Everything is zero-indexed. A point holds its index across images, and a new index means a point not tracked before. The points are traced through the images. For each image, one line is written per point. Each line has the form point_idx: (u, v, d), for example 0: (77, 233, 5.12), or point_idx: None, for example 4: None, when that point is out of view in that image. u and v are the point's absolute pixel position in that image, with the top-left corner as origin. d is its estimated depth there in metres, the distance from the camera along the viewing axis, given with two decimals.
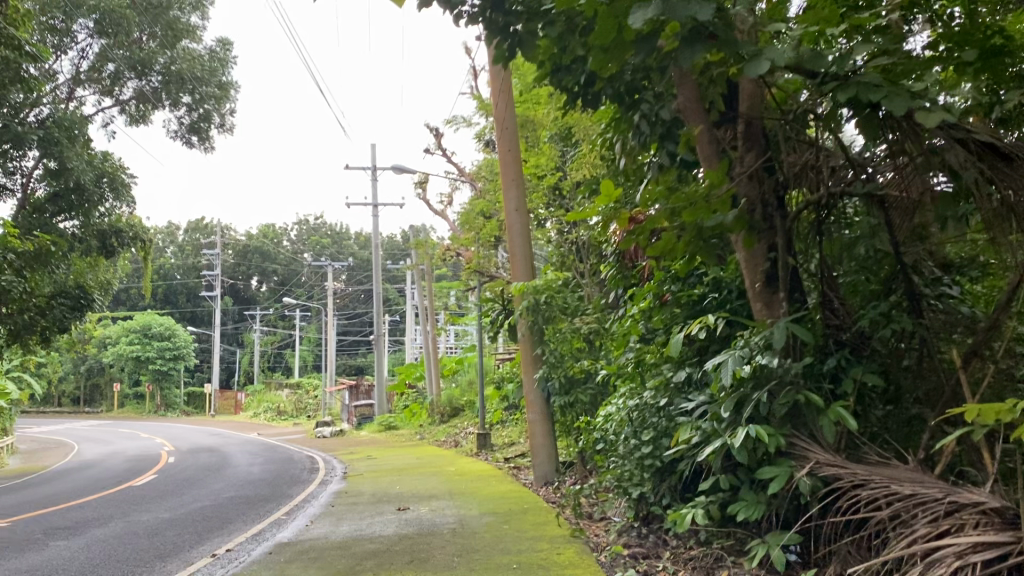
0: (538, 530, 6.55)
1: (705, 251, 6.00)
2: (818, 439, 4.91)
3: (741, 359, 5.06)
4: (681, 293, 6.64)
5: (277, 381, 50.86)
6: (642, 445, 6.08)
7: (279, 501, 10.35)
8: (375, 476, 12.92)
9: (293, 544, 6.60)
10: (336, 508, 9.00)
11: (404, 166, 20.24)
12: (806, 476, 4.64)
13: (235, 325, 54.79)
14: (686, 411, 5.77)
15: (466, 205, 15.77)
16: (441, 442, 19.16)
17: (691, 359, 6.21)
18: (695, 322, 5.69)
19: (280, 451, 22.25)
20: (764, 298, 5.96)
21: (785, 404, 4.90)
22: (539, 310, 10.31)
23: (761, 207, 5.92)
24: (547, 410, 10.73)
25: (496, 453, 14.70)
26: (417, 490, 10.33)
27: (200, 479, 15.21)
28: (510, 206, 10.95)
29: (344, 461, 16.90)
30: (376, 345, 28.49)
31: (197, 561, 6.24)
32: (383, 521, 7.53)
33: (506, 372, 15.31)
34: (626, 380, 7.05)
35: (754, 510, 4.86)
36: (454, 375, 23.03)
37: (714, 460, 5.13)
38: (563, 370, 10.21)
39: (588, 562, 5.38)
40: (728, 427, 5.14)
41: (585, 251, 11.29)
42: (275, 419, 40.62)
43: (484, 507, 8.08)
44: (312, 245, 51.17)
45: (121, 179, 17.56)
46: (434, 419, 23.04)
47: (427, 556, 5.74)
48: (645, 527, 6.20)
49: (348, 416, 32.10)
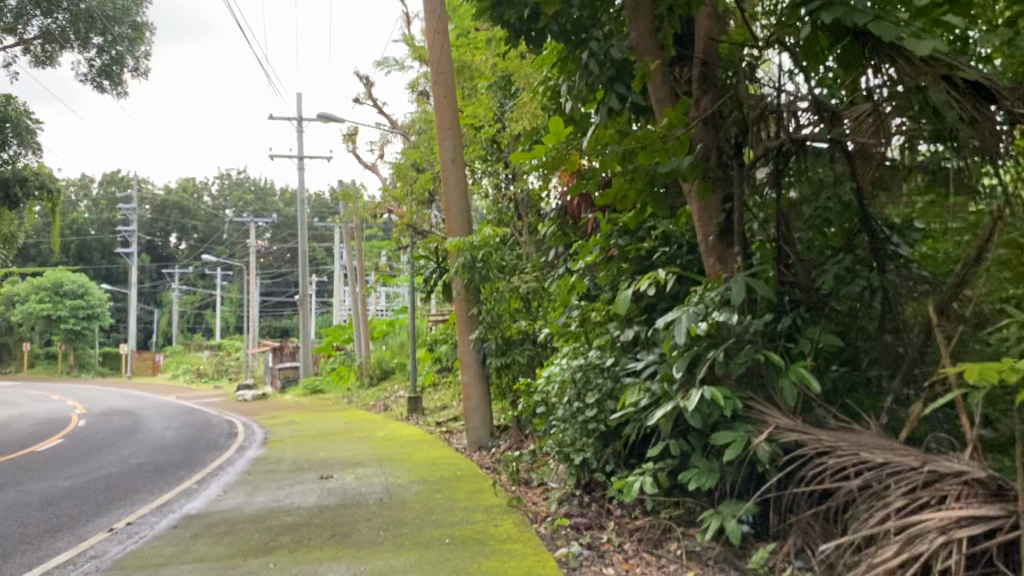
0: (472, 499, 6.09)
1: (657, 200, 5.56)
2: (776, 401, 4.57)
3: (696, 316, 4.67)
4: (629, 247, 6.19)
5: (199, 342, 49.21)
6: (586, 408, 5.66)
7: (193, 467, 9.68)
8: (298, 440, 12.27)
9: (203, 517, 6.01)
10: (253, 475, 8.38)
11: (333, 118, 19.30)
12: (763, 442, 4.30)
13: (153, 283, 52.68)
14: (634, 372, 5.37)
15: (398, 158, 15.05)
16: (369, 405, 18.54)
17: (639, 317, 5.81)
18: (644, 277, 5.28)
19: (200, 414, 21.28)
20: (717, 253, 5.58)
21: (743, 364, 4.54)
22: (474, 269, 9.82)
23: (716, 154, 5.63)
24: (481, 372, 10.27)
25: (427, 416, 14.17)
26: (342, 455, 9.78)
27: (110, 443, 14.31)
28: (446, 158, 10.35)
29: (266, 425, 16.15)
30: (302, 305, 27.50)
31: (92, 537, 5.60)
32: (305, 490, 6.98)
33: (438, 334, 14.76)
34: (568, 339, 6.59)
35: (708, 478, 4.49)
36: (384, 336, 22.34)
37: (664, 425, 4.74)
38: (499, 331, 9.83)
39: (527, 535, 4.94)
40: (681, 389, 4.76)
41: (523, 207, 10.81)
42: (196, 380, 39.28)
43: (414, 474, 7.57)
44: (235, 202, 49.34)
45: (24, 124, 15.50)
46: (362, 381, 22.36)
47: (351, 530, 5.23)
48: (587, 496, 5.78)
49: (272, 378, 31.08)
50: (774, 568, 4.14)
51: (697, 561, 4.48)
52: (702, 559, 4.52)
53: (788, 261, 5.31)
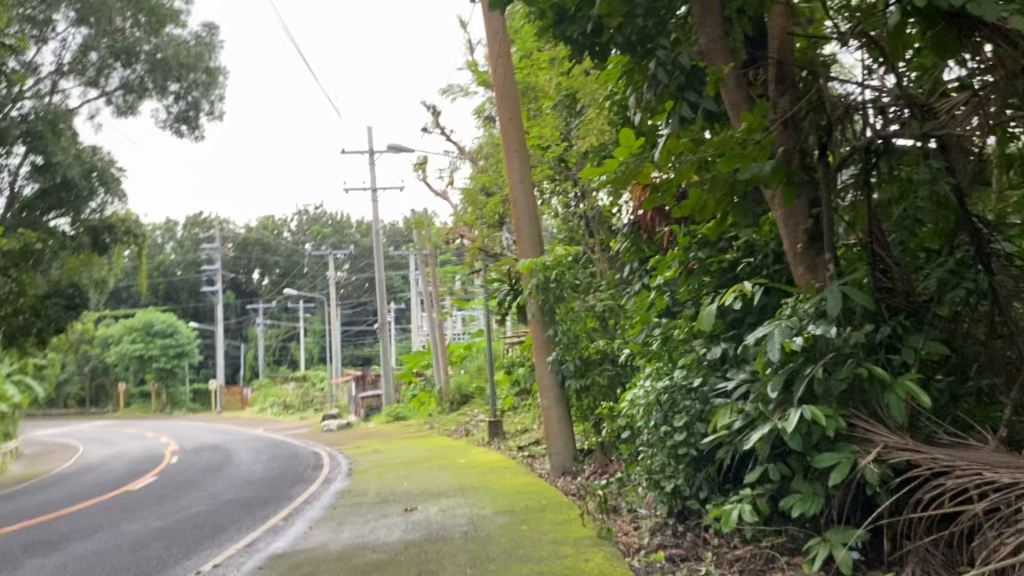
0: (559, 531, 5.85)
1: (738, 210, 5.29)
2: (882, 417, 4.24)
3: (790, 330, 4.37)
4: (710, 260, 5.92)
5: (284, 374, 50.25)
6: (675, 432, 5.38)
7: (279, 502, 9.68)
8: (381, 471, 12.21)
9: (288, 557, 5.94)
10: (338, 509, 8.32)
11: (402, 148, 19.44)
12: (871, 462, 3.96)
13: (238, 319, 54.08)
14: (725, 392, 5.09)
15: (467, 183, 15.03)
16: (450, 431, 18.49)
17: (725, 333, 5.53)
18: (729, 292, 5.02)
19: (286, 447, 21.54)
20: (806, 261, 5.27)
21: (845, 380, 4.22)
22: (549, 290, 9.62)
23: (798, 157, 5.19)
24: (562, 396, 10.04)
25: (509, 442, 14.00)
26: (425, 486, 9.65)
27: (201, 479, 14.52)
28: (514, 179, 10.23)
29: (350, 456, 16.21)
30: (380, 333, 27.74)
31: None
32: (389, 525, 6.86)
33: (516, 357, 14.61)
34: (650, 359, 6.32)
35: (812, 504, 4.18)
36: (463, 361, 22.32)
37: (761, 447, 4.46)
38: (578, 352, 9.60)
39: (619, 570, 4.69)
40: (778, 409, 4.47)
41: (596, 224, 10.61)
42: (282, 412, 40.03)
43: (499, 504, 7.37)
44: (313, 236, 50.45)
45: (111, 173, 15.75)
46: (443, 407, 22.35)
47: (436, 569, 5.05)
48: (681, 525, 5.49)
49: (355, 407, 31.42)
50: None
51: None
52: None
53: (882, 264, 4.95)
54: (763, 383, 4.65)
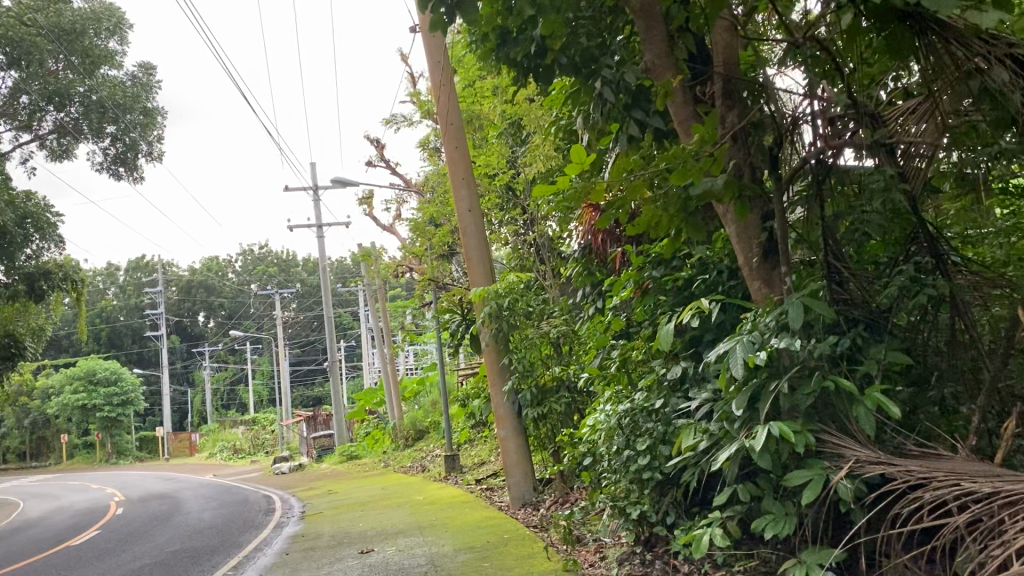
0: (523, 567, 5.60)
1: (693, 225, 5.18)
2: (851, 431, 4.13)
3: (752, 345, 4.25)
4: (665, 277, 5.80)
5: (233, 418, 49.02)
6: (639, 456, 5.20)
7: (229, 551, 9.23)
8: (335, 513, 11.79)
9: None
10: (291, 555, 7.93)
11: (347, 182, 19.18)
12: (844, 478, 3.88)
13: (185, 364, 52.73)
14: (687, 412, 4.96)
15: (414, 215, 14.81)
16: (407, 468, 18.11)
17: (685, 352, 5.39)
18: (687, 310, 4.90)
19: (237, 492, 20.82)
20: (762, 275, 5.18)
21: (812, 394, 4.11)
22: (502, 318, 9.41)
23: (749, 171, 5.12)
24: (519, 425, 9.81)
25: (467, 476, 13.67)
26: (382, 526, 9.30)
27: (146, 531, 13.88)
28: (462, 208, 10.07)
29: (303, 499, 15.69)
30: (330, 371, 27.17)
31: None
32: (345, 570, 6.53)
33: (469, 389, 14.35)
34: (609, 383, 6.14)
35: (784, 525, 4.03)
36: (417, 396, 21.90)
37: (729, 468, 4.30)
38: (534, 380, 9.40)
39: None
40: (744, 427, 4.33)
41: (546, 250, 10.51)
42: (232, 457, 38.95)
43: (459, 541, 7.08)
44: (259, 276, 49.62)
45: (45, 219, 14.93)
46: (397, 444, 21.89)
47: None
48: (649, 554, 5.28)
49: (308, 447, 30.68)
50: None
51: None
52: None
53: (839, 275, 4.88)
54: (728, 402, 4.52)
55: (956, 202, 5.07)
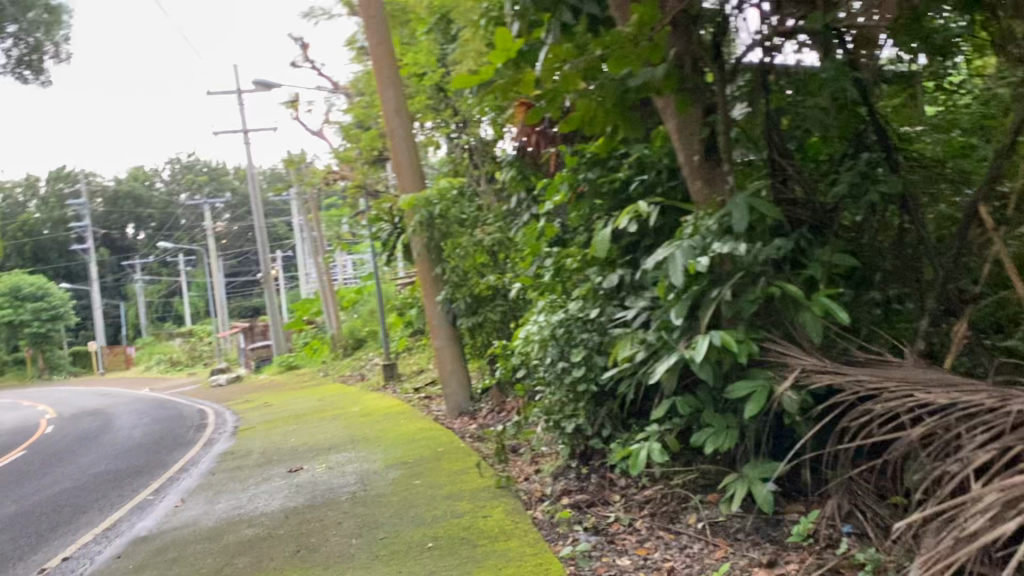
0: (455, 484, 5.34)
1: (631, 120, 4.76)
2: (795, 338, 3.90)
3: (694, 251, 3.93)
4: (602, 179, 5.41)
5: (168, 331, 47.96)
6: (573, 368, 4.92)
7: (153, 473, 8.83)
8: (269, 428, 11.45)
9: (151, 541, 5.23)
10: (216, 476, 7.56)
11: (271, 84, 18.14)
12: (789, 390, 3.68)
13: (115, 277, 51.06)
14: (623, 321, 4.68)
15: (342, 118, 14.07)
16: (346, 377, 17.82)
17: (621, 258, 5.09)
18: (624, 213, 4.58)
19: (171, 407, 20.33)
20: (704, 174, 4.83)
21: (756, 302, 3.83)
22: (433, 226, 9.08)
23: (691, 60, 4.71)
24: (454, 335, 9.56)
25: (405, 385, 13.44)
26: (314, 441, 8.98)
27: (73, 451, 13.38)
28: (388, 108, 9.45)
29: (237, 413, 15.29)
30: (263, 281, 26.43)
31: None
32: (269, 492, 6.21)
33: (406, 298, 13.96)
34: (543, 292, 5.79)
35: (726, 438, 3.81)
36: (354, 306, 21.44)
37: (667, 380, 4.04)
38: (469, 289, 9.07)
39: (519, 526, 4.22)
40: (683, 337, 4.06)
41: (480, 154, 10.02)
42: (168, 370, 38.18)
43: (391, 457, 6.79)
44: (187, 184, 47.83)
45: None
46: (336, 354, 21.56)
47: (318, 543, 4.48)
48: (585, 468, 5.05)
49: (245, 358, 30.13)
50: (824, 538, 3.47)
51: (724, 538, 3.79)
52: (727, 532, 3.83)
53: (782, 172, 4.57)
54: (667, 310, 4.22)
55: (895, 97, 4.80)
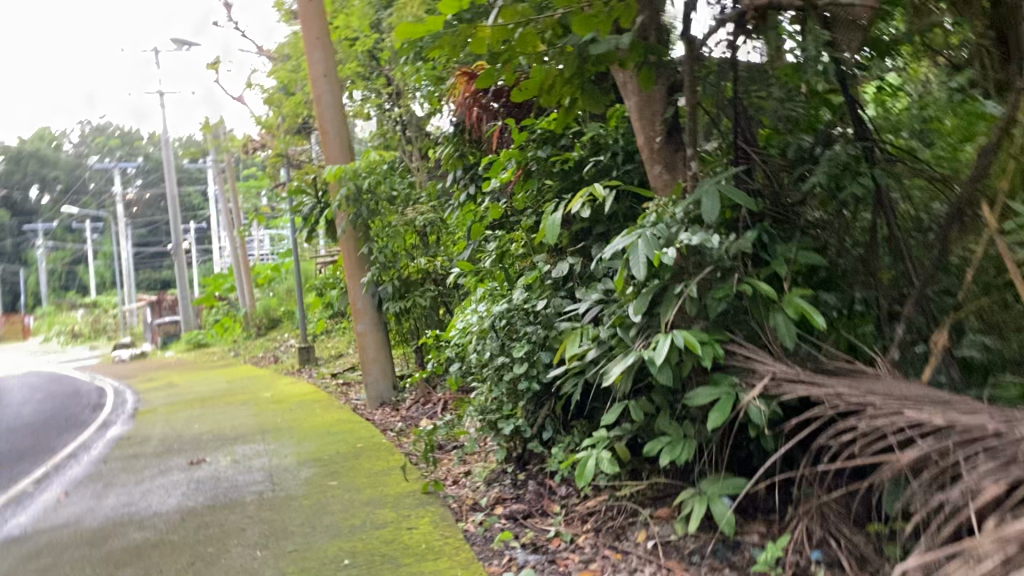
0: (376, 487, 4.84)
1: (590, 93, 4.33)
2: (763, 340, 3.51)
3: (657, 240, 3.52)
4: (552, 157, 4.96)
5: (71, 302, 45.63)
6: (513, 364, 4.50)
7: (38, 458, 8.02)
8: (172, 410, 10.67)
9: (23, 543, 4.57)
10: (109, 465, 6.86)
11: (191, 44, 17.08)
12: (757, 399, 3.30)
13: (15, 242, 48.27)
14: (573, 315, 4.28)
15: (265, 84, 13.26)
16: (258, 358, 17.01)
17: (571, 247, 4.69)
18: (578, 197, 4.18)
19: (68, 382, 19.09)
20: (664, 158, 4.44)
21: (723, 301, 3.45)
22: (362, 202, 8.43)
23: (655, 32, 4.26)
24: (378, 320, 8.96)
25: (322, 369, 12.80)
26: (221, 428, 8.32)
27: None
28: (316, 73, 8.79)
29: (139, 392, 14.35)
30: (174, 253, 25.15)
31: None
32: (168, 487, 5.59)
33: (326, 277, 13.29)
34: (482, 279, 5.35)
35: (686, 449, 3.43)
36: (270, 283, 20.52)
37: (621, 382, 3.64)
38: (397, 272, 8.54)
39: (448, 542, 3.75)
40: (640, 336, 3.66)
41: (413, 130, 9.48)
42: (69, 342, 36.25)
43: (306, 452, 6.23)
44: (97, 148, 45.48)
45: None
46: (249, 333, 20.64)
47: (216, 555, 3.92)
48: (521, 474, 4.62)
49: (152, 334, 28.74)
50: (792, 567, 3.14)
51: (678, 560, 3.42)
52: (681, 553, 3.46)
53: (745, 158, 4.22)
54: (623, 303, 3.82)
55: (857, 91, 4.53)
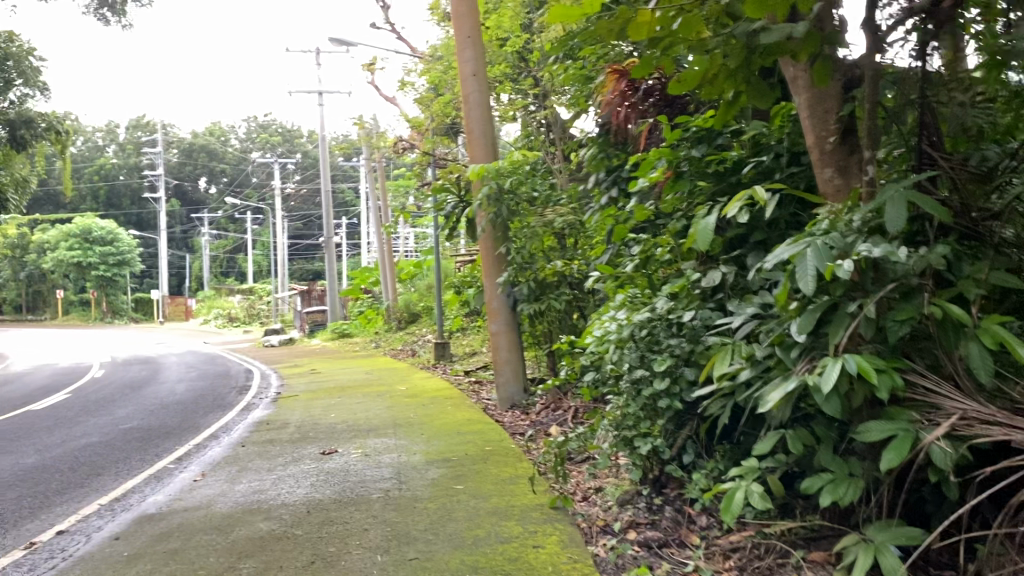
0: (503, 497, 4.64)
1: (756, 88, 3.95)
2: (948, 370, 3.07)
3: (830, 251, 3.13)
4: (707, 157, 4.57)
5: (230, 287, 48.33)
6: (654, 378, 4.17)
7: (183, 436, 8.30)
8: (310, 398, 10.90)
9: (157, 522, 4.62)
10: (246, 448, 6.99)
11: (349, 44, 17.55)
12: (941, 439, 2.86)
13: (183, 228, 51.60)
14: (724, 329, 3.92)
15: (416, 83, 13.40)
16: (396, 351, 17.28)
17: (723, 255, 4.30)
18: (737, 200, 3.80)
19: (220, 363, 20.05)
20: (837, 161, 3.99)
21: (905, 324, 3.02)
22: (503, 201, 8.24)
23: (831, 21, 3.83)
24: (513, 320, 8.82)
25: (457, 366, 12.79)
26: (355, 420, 8.39)
27: (113, 400, 13.02)
28: (465, 71, 8.71)
29: (283, 377, 14.84)
30: (323, 245, 26.03)
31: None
32: (297, 477, 5.58)
33: (465, 276, 13.29)
34: (622, 284, 5.05)
35: (853, 489, 3.02)
36: (411, 279, 20.85)
37: (778, 409, 3.26)
38: (533, 273, 8.32)
39: (575, 567, 3.48)
40: (803, 358, 3.28)
41: (559, 130, 9.24)
42: (225, 325, 38.33)
43: (434, 451, 6.11)
44: (260, 143, 47.99)
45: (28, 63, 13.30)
46: (389, 327, 21.05)
47: (337, 555, 3.81)
48: (657, 498, 4.29)
49: (300, 322, 29.91)
50: None
51: None
52: None
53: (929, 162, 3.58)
54: (784, 321, 3.45)
55: None
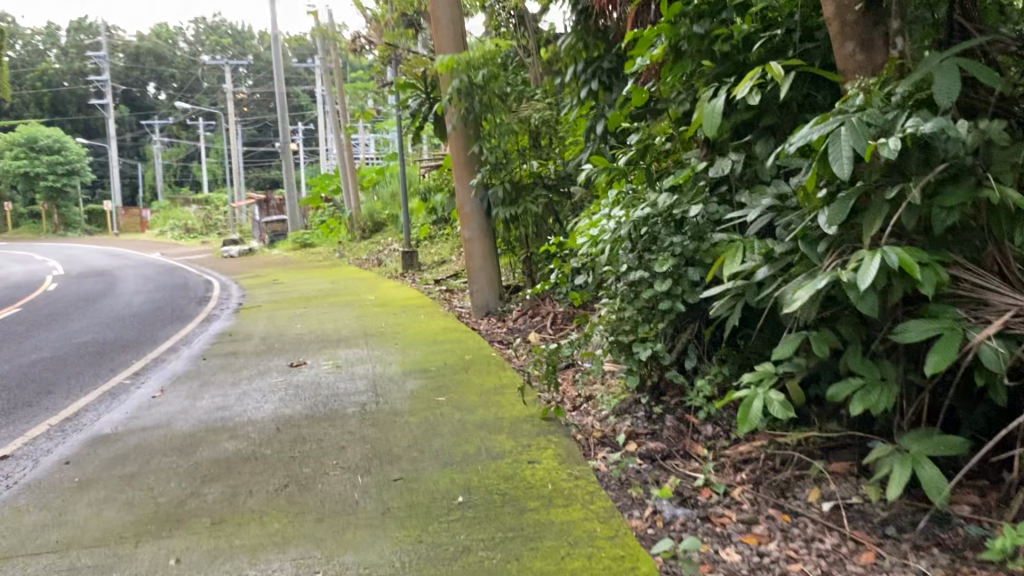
0: (490, 408, 4.31)
1: None
2: (993, 262, 2.76)
3: (867, 131, 2.74)
4: (711, 34, 4.10)
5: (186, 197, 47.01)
6: (654, 279, 3.81)
7: (141, 350, 7.87)
8: (275, 308, 10.47)
9: (112, 443, 4.24)
10: (208, 362, 6.58)
11: None
12: (991, 339, 2.56)
13: (134, 137, 49.71)
14: (734, 224, 3.55)
15: None
16: (361, 261, 16.81)
17: (730, 142, 3.89)
18: (750, 78, 3.36)
19: (179, 274, 19.43)
20: (863, 32, 3.43)
21: (951, 211, 2.68)
22: (474, 94, 7.68)
23: None
24: (487, 225, 8.37)
25: (425, 275, 12.39)
26: (323, 330, 7.99)
27: (66, 314, 12.48)
28: None
29: (244, 288, 14.35)
30: (280, 152, 25.04)
31: None
32: (264, 391, 5.20)
33: (431, 182, 12.76)
34: (613, 178, 4.63)
35: (886, 396, 2.73)
36: (374, 186, 20.21)
37: (803, 310, 2.92)
38: (507, 175, 7.80)
39: (578, 486, 3.17)
40: (832, 253, 2.93)
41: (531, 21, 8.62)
42: (183, 236, 37.33)
43: (411, 361, 5.76)
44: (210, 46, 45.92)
45: None
46: (353, 236, 20.47)
47: (312, 477, 3.46)
48: (657, 407, 3.99)
49: (260, 232, 29.16)
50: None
51: (865, 529, 2.78)
52: (869, 522, 2.81)
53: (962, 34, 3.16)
54: (809, 213, 3.09)
55: None
